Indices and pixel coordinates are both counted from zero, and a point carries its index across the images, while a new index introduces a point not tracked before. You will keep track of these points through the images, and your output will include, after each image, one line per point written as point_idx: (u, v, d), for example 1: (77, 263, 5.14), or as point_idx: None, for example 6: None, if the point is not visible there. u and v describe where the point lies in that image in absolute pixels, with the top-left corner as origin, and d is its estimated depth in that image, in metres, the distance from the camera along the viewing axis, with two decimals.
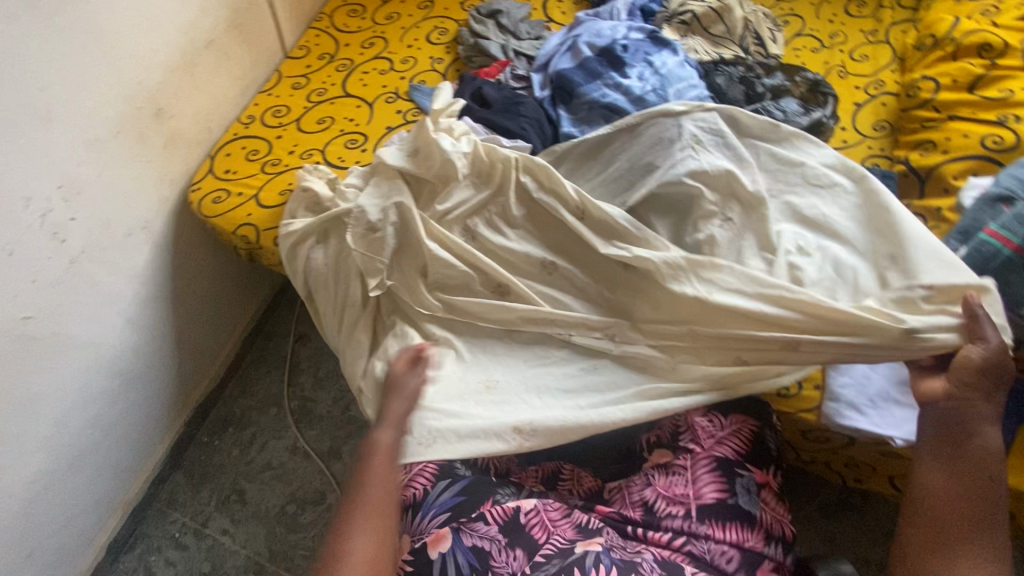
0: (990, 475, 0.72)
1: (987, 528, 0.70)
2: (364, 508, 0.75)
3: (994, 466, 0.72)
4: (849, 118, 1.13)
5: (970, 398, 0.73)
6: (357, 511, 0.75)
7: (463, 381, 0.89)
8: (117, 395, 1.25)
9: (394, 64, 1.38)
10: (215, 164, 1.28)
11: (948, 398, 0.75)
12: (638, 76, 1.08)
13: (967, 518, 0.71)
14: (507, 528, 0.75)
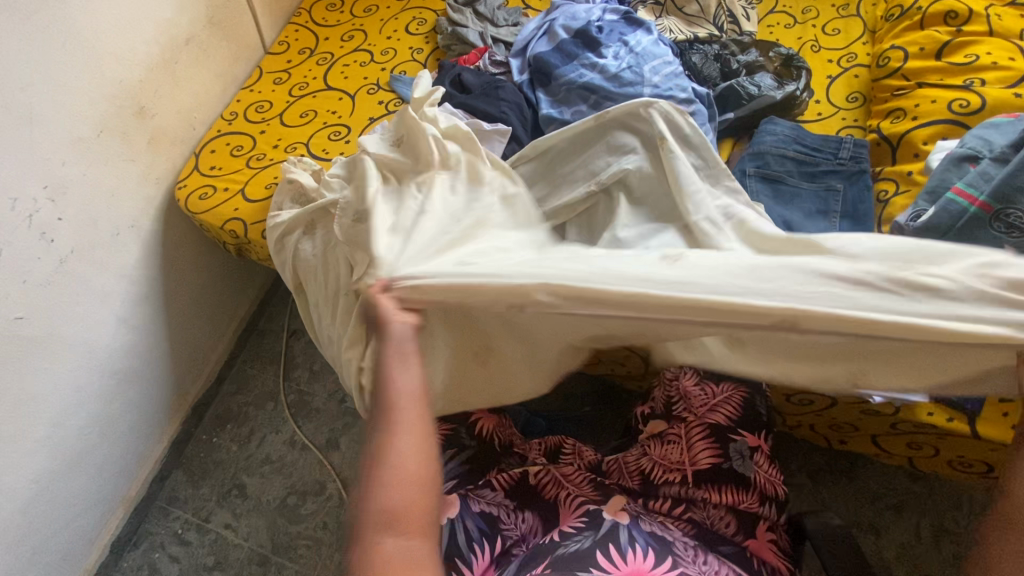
0: None
1: None
2: (401, 423, 0.61)
3: None
4: (822, 91, 1.15)
5: None
6: (391, 407, 0.62)
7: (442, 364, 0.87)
8: (113, 394, 1.26)
9: (374, 55, 1.39)
10: (200, 161, 1.29)
11: None
12: (613, 56, 1.09)
13: None
14: (516, 493, 0.84)
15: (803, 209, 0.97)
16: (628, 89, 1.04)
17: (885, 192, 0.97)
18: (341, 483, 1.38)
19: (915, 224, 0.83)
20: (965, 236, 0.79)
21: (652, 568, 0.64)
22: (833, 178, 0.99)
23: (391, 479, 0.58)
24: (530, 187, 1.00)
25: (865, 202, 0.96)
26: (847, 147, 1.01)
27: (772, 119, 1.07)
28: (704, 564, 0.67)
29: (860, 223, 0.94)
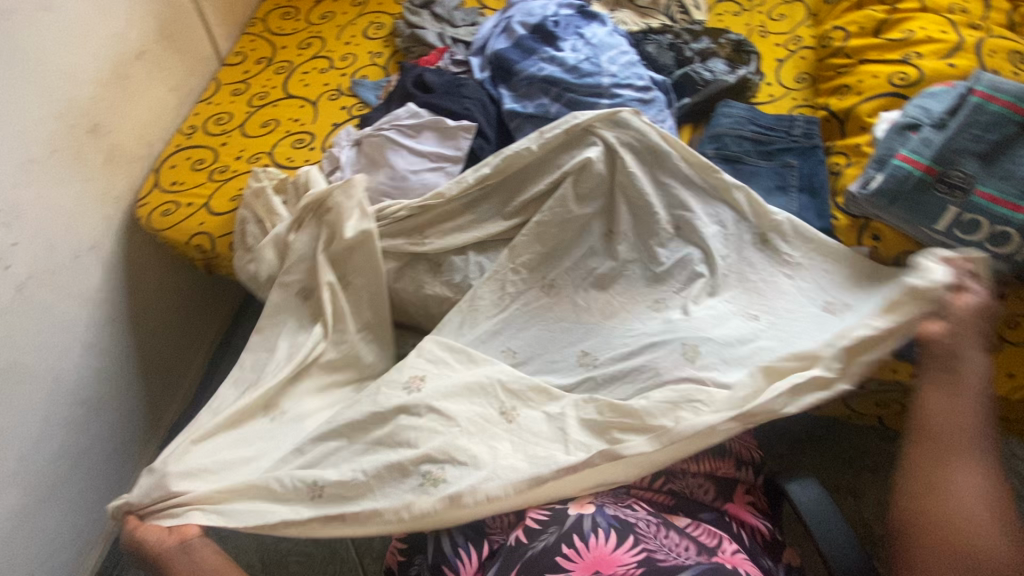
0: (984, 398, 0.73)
1: (978, 445, 0.69)
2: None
3: (989, 390, 0.73)
4: (773, 73, 1.20)
5: (966, 331, 0.75)
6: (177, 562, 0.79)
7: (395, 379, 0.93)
8: (84, 423, 1.22)
9: (334, 62, 1.38)
10: (160, 177, 1.26)
11: (953, 333, 0.76)
12: (571, 48, 1.12)
13: (964, 430, 0.70)
14: None
15: (762, 186, 1.02)
16: (587, 80, 1.07)
17: (837, 165, 1.01)
18: None
19: (867, 191, 0.88)
20: (912, 200, 0.84)
21: (613, 550, 0.68)
22: (788, 155, 1.04)
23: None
24: (490, 191, 1.06)
25: (818, 174, 1.01)
26: (799, 124, 1.06)
27: (728, 102, 1.11)
28: (665, 540, 0.70)
29: (817, 194, 0.99)
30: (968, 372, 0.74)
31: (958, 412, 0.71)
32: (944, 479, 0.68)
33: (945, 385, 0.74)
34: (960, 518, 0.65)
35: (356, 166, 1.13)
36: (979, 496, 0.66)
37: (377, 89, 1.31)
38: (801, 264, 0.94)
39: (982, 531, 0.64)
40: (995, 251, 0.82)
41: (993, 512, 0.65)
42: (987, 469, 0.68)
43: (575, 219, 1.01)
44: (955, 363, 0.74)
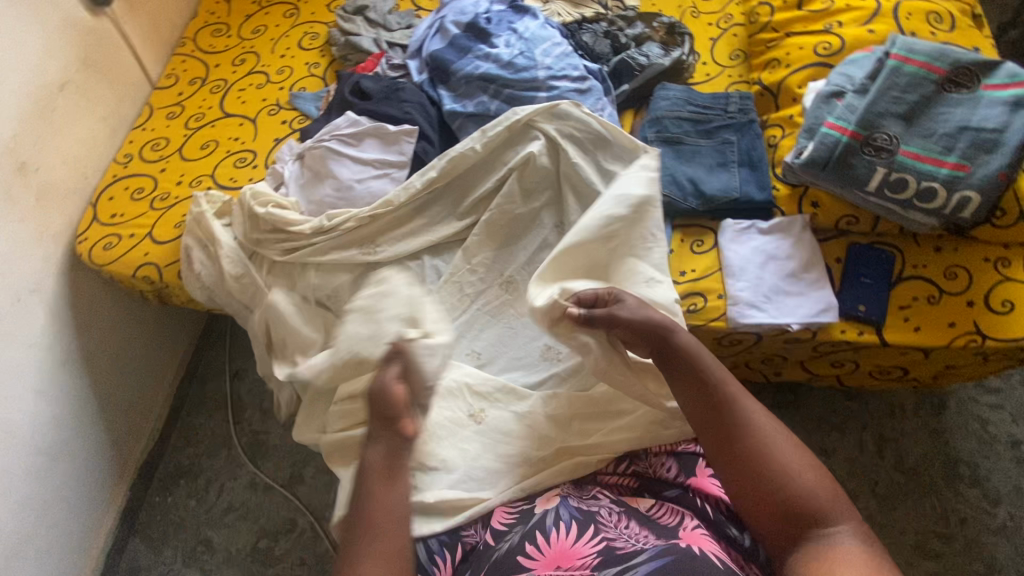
0: (701, 371, 0.74)
1: (734, 409, 0.72)
2: (372, 486, 0.75)
3: (701, 357, 0.75)
4: (707, 52, 1.22)
5: (658, 336, 0.77)
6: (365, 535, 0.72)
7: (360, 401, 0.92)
8: (45, 471, 1.19)
9: (270, 76, 1.36)
10: (99, 211, 1.22)
11: (651, 347, 0.78)
12: (505, 44, 1.12)
13: (717, 408, 0.72)
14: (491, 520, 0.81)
15: (704, 164, 1.03)
16: (524, 75, 1.07)
17: (774, 137, 1.04)
18: (312, 515, 1.34)
19: (800, 160, 0.90)
20: (843, 164, 0.87)
21: (574, 543, 0.71)
22: (727, 131, 1.06)
23: (365, 527, 0.72)
24: (441, 193, 1.05)
25: (757, 148, 1.03)
26: (734, 101, 1.08)
27: (665, 85, 1.13)
28: (626, 527, 0.73)
29: (757, 167, 1.01)
30: (688, 343, 0.76)
31: (700, 391, 0.74)
32: (737, 455, 0.70)
33: (680, 366, 0.75)
34: (767, 484, 0.67)
35: (300, 180, 1.11)
36: (766, 449, 0.69)
37: (317, 100, 1.29)
38: (737, 240, 0.98)
39: (785, 481, 0.67)
40: (925, 207, 0.85)
41: (785, 451, 0.69)
42: (753, 417, 0.71)
43: (525, 216, 1.03)
44: (670, 346, 0.76)
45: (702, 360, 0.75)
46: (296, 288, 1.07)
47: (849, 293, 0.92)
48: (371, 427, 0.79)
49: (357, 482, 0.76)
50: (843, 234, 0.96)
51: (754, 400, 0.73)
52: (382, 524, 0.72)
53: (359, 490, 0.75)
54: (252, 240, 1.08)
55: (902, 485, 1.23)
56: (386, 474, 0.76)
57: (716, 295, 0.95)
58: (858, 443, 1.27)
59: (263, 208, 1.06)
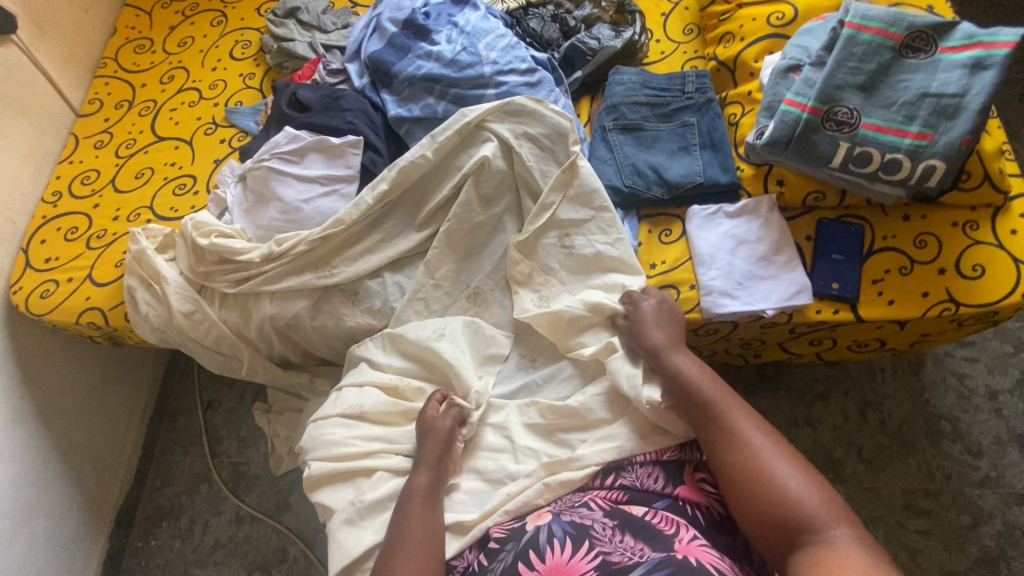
0: (692, 384, 0.76)
1: (724, 419, 0.73)
2: (413, 510, 0.74)
3: (691, 372, 0.78)
4: (660, 30, 1.17)
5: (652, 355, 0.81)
6: (398, 554, 0.69)
7: (332, 429, 0.85)
8: (10, 537, 1.12)
9: (202, 92, 1.27)
10: (33, 256, 1.14)
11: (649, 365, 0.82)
12: (446, 40, 1.05)
13: (710, 419, 0.73)
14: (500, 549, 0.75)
15: (665, 150, 1.00)
16: (469, 72, 1.01)
17: (733, 115, 1.00)
18: (303, 542, 1.29)
19: (762, 140, 0.87)
20: (806, 142, 0.85)
21: (570, 559, 0.65)
22: (685, 113, 1.02)
23: (404, 549, 0.70)
24: (396, 205, 1.00)
25: (717, 128, 0.99)
26: (690, 80, 1.04)
27: (618, 69, 1.08)
28: (621, 540, 0.67)
29: (719, 149, 0.97)
30: (677, 356, 0.80)
31: (692, 405, 0.76)
32: (729, 462, 0.70)
33: (670, 380, 0.79)
34: (759, 489, 0.67)
35: (245, 205, 1.04)
36: (756, 455, 0.69)
37: (256, 114, 1.21)
38: (705, 226, 0.95)
39: (779, 485, 0.66)
40: (889, 179, 0.83)
41: (774, 456, 0.68)
42: (745, 425, 0.72)
43: (485, 222, 0.98)
44: (661, 360, 0.80)
45: (688, 376, 0.77)
46: (253, 320, 1.01)
47: (822, 271, 0.90)
48: (418, 450, 0.81)
49: (399, 505, 0.76)
50: (811, 211, 0.94)
51: (745, 407, 0.74)
52: (419, 545, 0.70)
53: (399, 512, 0.74)
54: (197, 273, 1.01)
55: (889, 448, 1.24)
56: (429, 499, 0.76)
57: (688, 287, 0.93)
58: (843, 410, 1.27)
59: (206, 238, 0.98)
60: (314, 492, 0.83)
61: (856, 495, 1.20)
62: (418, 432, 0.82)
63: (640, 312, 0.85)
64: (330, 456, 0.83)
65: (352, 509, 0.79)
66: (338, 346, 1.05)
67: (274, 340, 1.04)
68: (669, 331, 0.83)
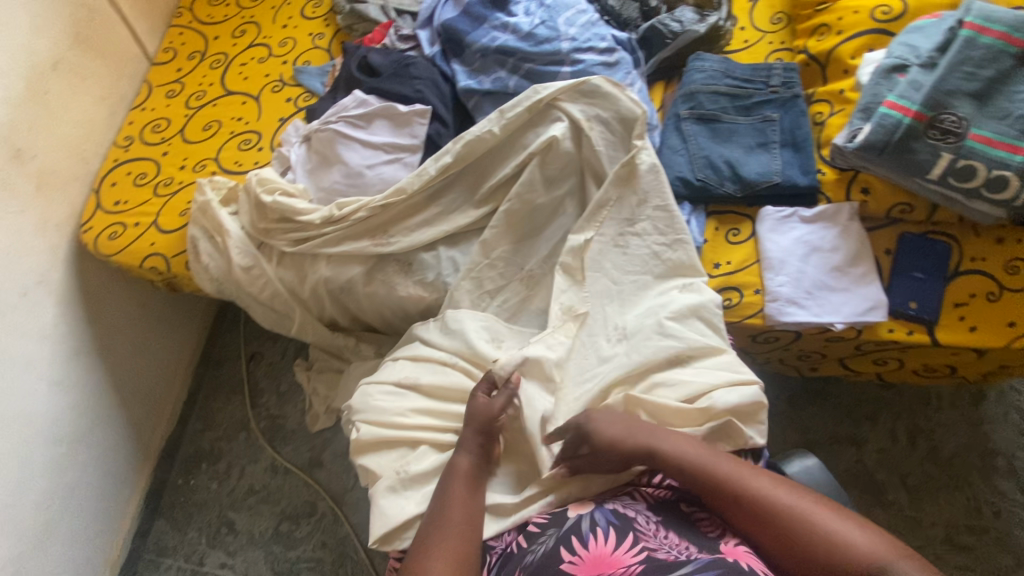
0: (700, 465, 0.69)
1: (745, 488, 0.67)
2: (455, 490, 0.74)
3: (694, 453, 0.70)
4: (746, 16, 1.10)
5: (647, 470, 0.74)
6: (437, 534, 0.69)
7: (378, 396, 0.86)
8: (65, 462, 1.18)
9: (272, 49, 1.27)
10: (103, 198, 1.18)
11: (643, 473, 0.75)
12: (524, 12, 1.02)
13: (731, 492, 0.67)
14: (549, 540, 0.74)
15: (743, 144, 0.95)
16: (546, 47, 0.99)
17: (820, 114, 0.95)
18: (332, 499, 1.33)
19: (853, 144, 0.83)
20: (902, 150, 0.81)
21: (614, 551, 0.65)
22: (767, 108, 0.97)
23: (439, 533, 0.70)
24: (456, 180, 0.99)
25: (801, 127, 0.94)
26: (776, 73, 0.98)
27: (700, 55, 1.03)
28: (666, 539, 0.67)
29: (801, 149, 0.92)
30: (666, 443, 0.71)
31: (708, 486, 0.68)
32: (771, 534, 0.65)
33: (674, 474, 0.70)
34: (814, 549, 0.62)
35: (308, 165, 1.05)
36: (793, 515, 0.64)
37: (322, 75, 1.21)
38: (776, 229, 0.91)
39: (829, 537, 0.62)
40: (992, 197, 0.78)
41: (809, 508, 0.64)
42: (768, 485, 0.67)
43: (546, 205, 0.96)
44: (656, 458, 0.71)
45: (694, 459, 0.70)
46: (308, 280, 1.02)
47: (900, 289, 0.85)
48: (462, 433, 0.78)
49: (442, 483, 0.75)
50: (894, 223, 0.88)
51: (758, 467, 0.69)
52: (460, 527, 0.70)
53: (441, 490, 0.74)
54: (254, 229, 1.03)
55: (937, 478, 1.18)
56: (473, 483, 0.75)
57: (752, 291, 0.89)
58: (891, 433, 1.22)
59: (270, 195, 1.00)
60: (359, 455, 0.84)
61: (896, 523, 1.15)
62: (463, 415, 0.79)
63: (597, 419, 0.73)
64: (378, 422, 0.84)
65: (397, 477, 0.80)
66: (386, 315, 1.06)
67: (326, 302, 1.05)
68: (640, 425, 0.73)
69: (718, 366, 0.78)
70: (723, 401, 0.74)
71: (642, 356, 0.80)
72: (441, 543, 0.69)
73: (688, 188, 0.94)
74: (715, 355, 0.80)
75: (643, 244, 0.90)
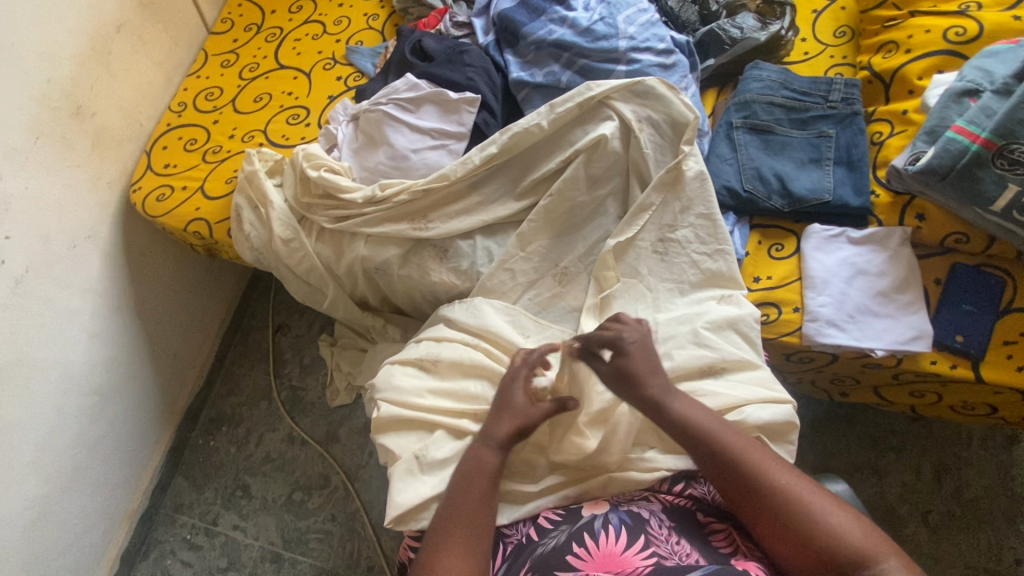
0: (705, 427, 0.69)
1: (744, 458, 0.67)
2: (476, 485, 0.72)
3: (701, 413, 0.71)
4: (808, 28, 1.08)
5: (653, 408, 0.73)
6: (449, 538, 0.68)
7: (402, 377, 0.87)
8: (97, 413, 1.21)
9: (327, 27, 1.29)
10: (153, 159, 1.21)
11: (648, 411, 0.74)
12: (583, 7, 1.02)
13: (730, 461, 0.67)
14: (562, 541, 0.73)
15: (795, 158, 0.93)
16: (603, 44, 0.98)
17: (879, 134, 0.92)
18: (345, 474, 1.35)
19: (915, 167, 0.81)
20: (967, 177, 0.78)
21: (623, 551, 0.66)
22: (824, 123, 0.94)
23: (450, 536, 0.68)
24: (499, 172, 0.98)
25: (858, 145, 0.91)
26: (837, 88, 0.95)
27: (759, 64, 1.00)
28: (676, 545, 0.67)
29: (855, 167, 0.90)
30: (676, 399, 0.72)
31: (708, 450, 0.68)
32: (759, 508, 0.65)
33: (676, 430, 0.71)
34: (805, 529, 0.62)
35: (354, 144, 1.06)
36: (785, 494, 0.64)
37: (374, 56, 1.22)
38: (820, 248, 0.88)
39: (821, 519, 0.62)
40: None
41: (804, 488, 0.65)
42: (767, 459, 0.67)
43: (587, 203, 0.95)
44: (663, 408, 0.72)
45: (699, 420, 0.70)
46: (344, 258, 1.04)
47: (946, 320, 0.82)
48: (491, 424, 0.75)
49: (461, 475, 0.73)
50: (946, 253, 0.86)
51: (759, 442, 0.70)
52: (476, 524, 0.69)
53: (459, 481, 0.73)
54: (296, 203, 1.05)
55: (959, 517, 1.14)
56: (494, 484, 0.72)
57: (791, 308, 0.87)
58: (916, 468, 1.18)
59: (316, 171, 1.01)
60: (380, 434, 0.85)
61: (913, 559, 1.11)
62: (496, 405, 0.76)
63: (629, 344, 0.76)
64: (401, 403, 0.84)
65: (416, 461, 0.80)
66: (416, 298, 1.07)
67: (359, 280, 1.06)
68: (661, 375, 0.75)
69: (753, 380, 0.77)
70: (755, 416, 0.73)
71: (676, 360, 0.79)
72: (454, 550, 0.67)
73: (735, 200, 0.93)
74: (750, 370, 0.78)
75: (681, 254, 0.89)
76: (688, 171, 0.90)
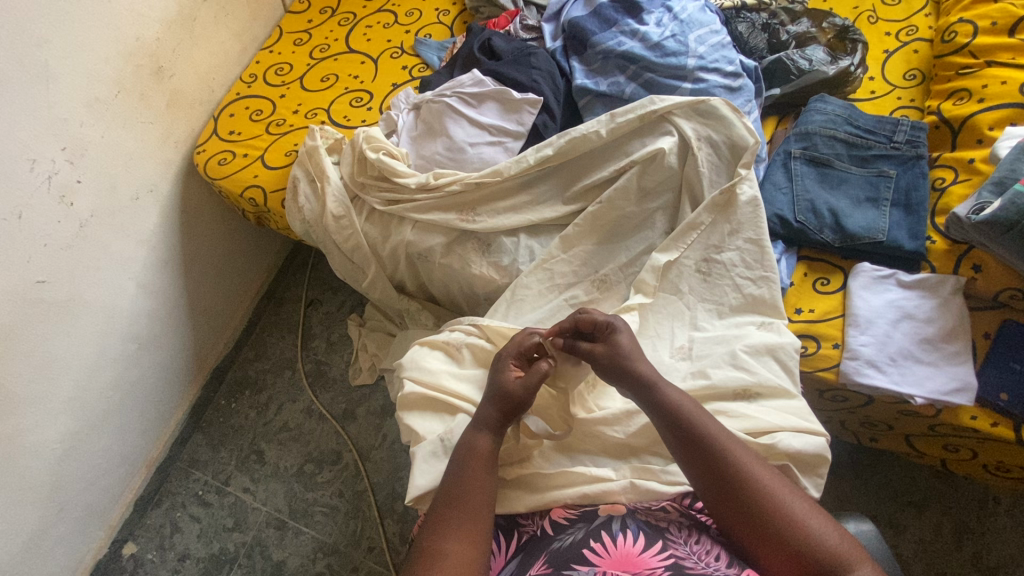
0: (690, 419, 0.70)
1: (727, 454, 0.68)
2: (473, 470, 0.72)
3: (685, 404, 0.72)
4: (877, 66, 1.07)
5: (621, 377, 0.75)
6: (450, 520, 0.69)
7: (430, 358, 0.87)
8: (135, 359, 1.26)
9: (398, 17, 1.33)
10: (219, 125, 1.26)
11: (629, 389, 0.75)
12: (656, 23, 1.03)
13: (712, 456, 0.68)
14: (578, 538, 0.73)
15: (850, 196, 0.92)
16: (671, 60, 0.99)
17: (941, 180, 0.91)
18: (357, 452, 1.37)
19: (978, 217, 0.80)
20: None
21: (640, 552, 0.66)
22: (885, 163, 0.93)
23: (450, 518, 0.69)
24: (546, 176, 1.00)
25: (918, 189, 0.90)
26: (902, 129, 0.94)
27: (823, 97, 1.00)
28: (694, 545, 0.68)
29: (913, 211, 0.89)
30: (668, 386, 0.73)
31: (690, 444, 0.69)
32: (748, 512, 0.65)
33: (668, 421, 0.71)
34: (782, 529, 0.64)
35: (414, 131, 1.09)
36: (767, 493, 0.65)
37: (441, 50, 1.26)
38: (868, 288, 0.87)
39: (796, 521, 0.64)
40: None
41: (781, 487, 0.66)
42: (745, 455, 0.68)
43: (635, 214, 0.96)
44: (655, 394, 0.72)
45: (683, 411, 0.71)
46: (390, 240, 1.06)
47: (991, 376, 0.80)
48: (480, 408, 0.76)
49: (458, 461, 0.73)
50: (999, 307, 0.84)
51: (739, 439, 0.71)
52: (474, 508, 0.69)
53: (457, 467, 0.72)
54: (348, 184, 1.08)
55: None
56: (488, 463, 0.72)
57: (831, 343, 0.86)
58: (937, 528, 1.13)
59: (375, 153, 1.04)
60: (404, 414, 0.84)
61: None
62: (489, 387, 0.77)
63: (621, 334, 0.77)
64: (427, 383, 0.84)
65: (441, 444, 0.79)
66: (452, 288, 1.08)
67: (400, 263, 1.09)
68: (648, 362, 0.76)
69: (788, 408, 0.77)
70: (787, 443, 0.72)
71: (711, 379, 0.79)
72: (453, 536, 0.67)
73: (786, 232, 0.92)
74: (785, 398, 0.78)
75: (725, 276, 0.89)
76: (742, 194, 0.90)
